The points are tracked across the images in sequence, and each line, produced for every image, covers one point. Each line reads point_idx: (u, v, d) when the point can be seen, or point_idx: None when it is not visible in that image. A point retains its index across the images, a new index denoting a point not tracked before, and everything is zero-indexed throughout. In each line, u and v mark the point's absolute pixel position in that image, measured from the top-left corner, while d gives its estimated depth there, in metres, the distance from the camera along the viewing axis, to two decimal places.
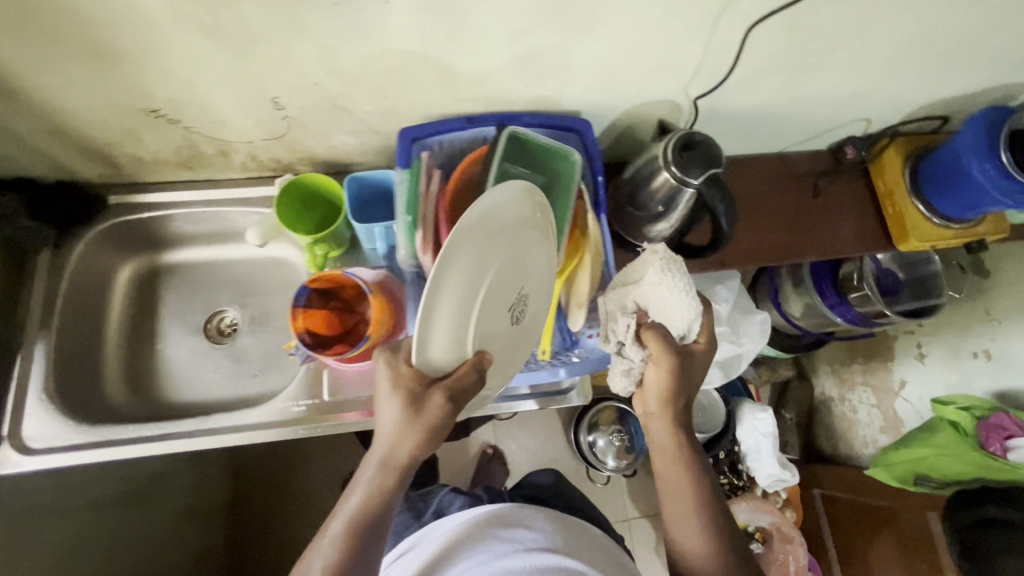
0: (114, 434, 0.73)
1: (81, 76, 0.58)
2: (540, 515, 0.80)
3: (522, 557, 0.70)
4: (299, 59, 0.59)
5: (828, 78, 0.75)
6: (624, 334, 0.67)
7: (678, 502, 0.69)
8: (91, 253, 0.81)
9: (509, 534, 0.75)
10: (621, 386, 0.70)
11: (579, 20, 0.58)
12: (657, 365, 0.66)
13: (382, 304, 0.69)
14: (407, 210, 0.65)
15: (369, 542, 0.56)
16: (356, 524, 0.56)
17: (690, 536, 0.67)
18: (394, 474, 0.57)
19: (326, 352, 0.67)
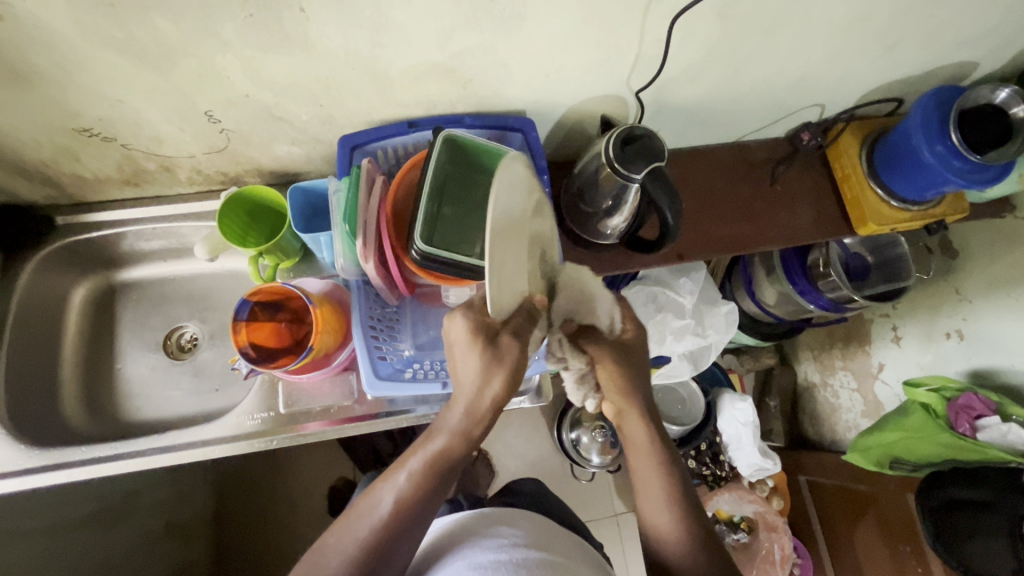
0: (67, 457, 0.72)
1: (4, 98, 0.57)
2: (523, 514, 0.74)
3: (503, 552, 0.63)
4: (225, 71, 0.58)
5: (773, 65, 0.74)
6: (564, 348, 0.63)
7: (652, 496, 0.65)
8: (41, 274, 0.80)
9: (490, 531, 0.68)
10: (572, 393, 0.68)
11: (503, 19, 0.57)
12: (601, 363, 0.66)
13: (324, 311, 0.70)
14: (346, 219, 0.65)
15: (436, 485, 0.57)
16: (428, 464, 0.57)
17: (665, 530, 0.64)
18: (465, 425, 0.58)
19: (270, 365, 0.67)
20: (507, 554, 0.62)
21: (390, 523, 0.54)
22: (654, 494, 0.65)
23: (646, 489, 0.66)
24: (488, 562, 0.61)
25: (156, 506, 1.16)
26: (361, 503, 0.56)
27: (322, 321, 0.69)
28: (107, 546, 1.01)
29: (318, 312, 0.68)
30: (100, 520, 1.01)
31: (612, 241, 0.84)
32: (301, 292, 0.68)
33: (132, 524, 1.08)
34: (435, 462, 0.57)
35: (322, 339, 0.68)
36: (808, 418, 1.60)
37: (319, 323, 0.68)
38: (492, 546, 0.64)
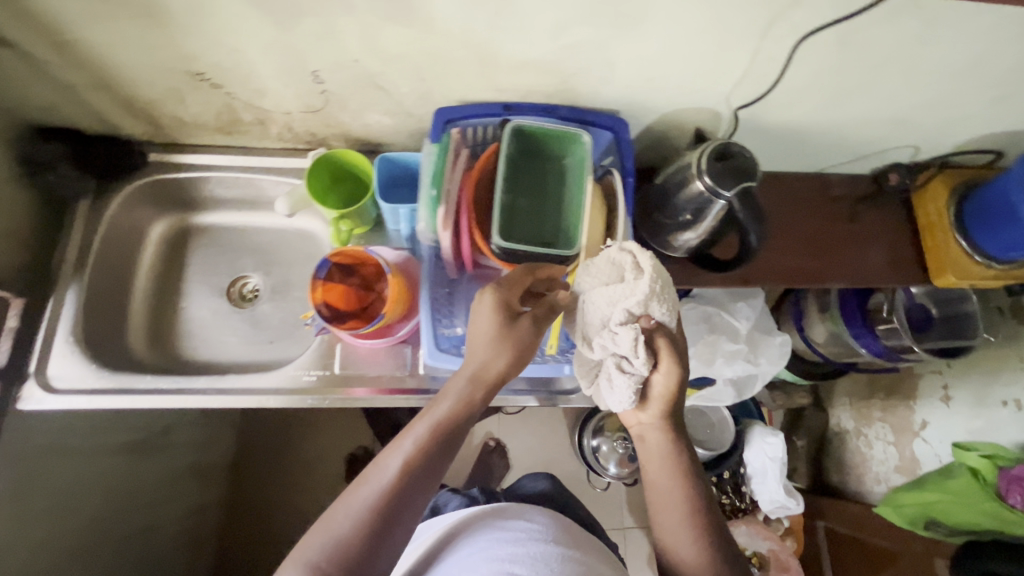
0: (132, 383, 0.74)
1: (132, 34, 0.59)
2: (537, 509, 0.76)
3: (521, 545, 0.66)
4: (342, 35, 0.60)
5: (877, 100, 0.72)
6: (629, 346, 0.59)
7: (672, 522, 0.61)
8: (127, 206, 0.83)
9: (506, 525, 0.70)
10: (622, 400, 0.61)
11: (622, 18, 0.57)
12: (663, 365, 0.60)
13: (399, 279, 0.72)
14: (432, 184, 0.66)
15: (443, 451, 0.55)
16: (435, 430, 0.56)
17: (682, 548, 0.60)
18: (472, 393, 0.58)
19: (340, 326, 0.69)
20: (525, 546, 0.65)
21: (401, 486, 0.52)
22: (671, 515, 0.61)
23: (664, 509, 0.62)
24: (509, 555, 0.64)
25: (188, 445, 1.19)
26: (366, 470, 0.54)
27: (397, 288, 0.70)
28: (142, 475, 1.04)
29: (394, 279, 0.70)
30: (140, 450, 1.04)
31: (682, 255, 0.82)
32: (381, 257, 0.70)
33: (166, 457, 1.12)
34: (445, 424, 0.56)
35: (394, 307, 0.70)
36: (833, 465, 1.56)
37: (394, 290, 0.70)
38: (512, 539, 0.67)
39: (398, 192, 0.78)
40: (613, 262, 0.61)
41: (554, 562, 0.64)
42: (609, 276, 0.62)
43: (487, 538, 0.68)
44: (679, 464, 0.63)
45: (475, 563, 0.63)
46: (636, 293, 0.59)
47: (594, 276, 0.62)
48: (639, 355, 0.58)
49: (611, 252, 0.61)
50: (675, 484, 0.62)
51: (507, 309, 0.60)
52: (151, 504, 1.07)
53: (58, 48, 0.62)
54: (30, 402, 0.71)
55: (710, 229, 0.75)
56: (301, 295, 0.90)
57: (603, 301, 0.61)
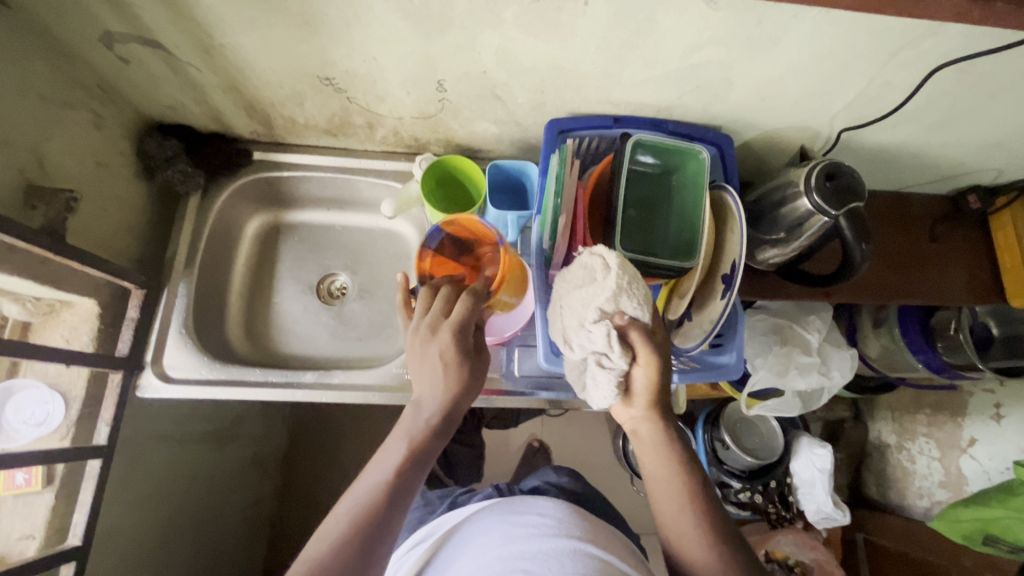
0: (241, 376, 0.76)
1: (279, 40, 0.61)
2: (548, 500, 0.76)
3: (534, 542, 0.65)
4: (480, 48, 0.62)
5: (979, 124, 0.74)
6: (603, 343, 0.59)
7: (670, 508, 0.61)
8: (230, 203, 0.86)
9: (518, 521, 0.70)
10: (605, 396, 0.62)
11: (758, 40, 0.59)
12: (645, 360, 0.60)
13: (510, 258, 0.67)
14: (555, 195, 0.69)
15: (413, 477, 0.56)
16: (405, 457, 0.56)
17: (683, 535, 0.60)
18: (440, 421, 0.58)
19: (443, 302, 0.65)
20: (537, 543, 0.64)
21: (373, 513, 0.53)
22: (668, 501, 0.62)
23: (662, 495, 0.63)
24: (520, 551, 0.63)
25: (251, 436, 1.22)
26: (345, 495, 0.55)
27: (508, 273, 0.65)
28: (216, 464, 1.07)
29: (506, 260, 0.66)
30: (216, 439, 1.06)
31: (768, 268, 0.84)
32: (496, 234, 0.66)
33: (234, 448, 1.14)
34: (420, 453, 0.57)
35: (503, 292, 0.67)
36: (873, 478, 1.58)
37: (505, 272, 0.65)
38: (525, 536, 0.66)
39: (500, 199, 0.80)
40: (583, 267, 0.63)
41: (566, 556, 0.62)
42: (580, 278, 0.63)
43: (503, 535, 0.68)
44: (671, 452, 0.63)
45: (489, 561, 0.64)
46: (604, 291, 0.59)
47: (567, 283, 0.64)
48: (614, 349, 0.59)
49: (581, 256, 0.63)
50: (670, 472, 0.62)
51: (448, 347, 0.56)
52: (222, 493, 1.09)
53: (201, 51, 0.64)
54: (148, 391, 0.73)
55: (803, 246, 0.76)
56: (389, 294, 0.92)
57: (577, 304, 0.62)
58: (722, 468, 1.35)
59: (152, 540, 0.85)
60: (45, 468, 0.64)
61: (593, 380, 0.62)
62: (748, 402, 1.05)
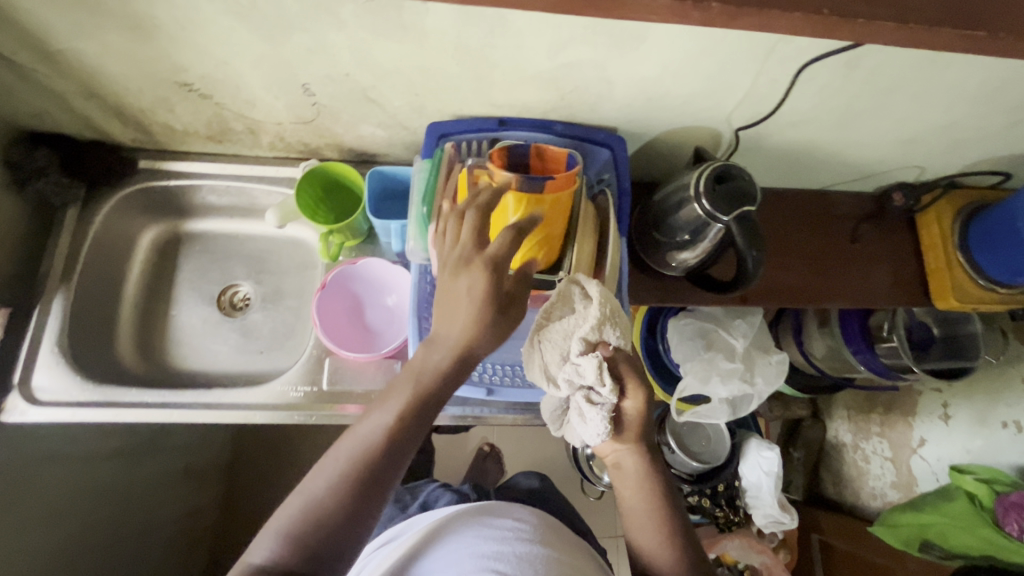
0: (117, 396, 0.73)
1: (117, 45, 0.58)
2: (526, 507, 0.75)
3: (506, 544, 0.65)
4: (333, 50, 0.58)
5: (884, 121, 0.70)
6: (596, 377, 0.56)
7: (650, 546, 0.60)
8: (117, 214, 0.82)
9: (494, 523, 0.69)
10: (595, 433, 0.58)
11: (622, 38, 0.55)
12: (633, 391, 0.59)
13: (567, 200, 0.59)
14: (424, 201, 0.65)
15: (422, 417, 0.52)
16: (412, 399, 0.52)
17: (660, 562, 0.60)
18: (454, 366, 0.53)
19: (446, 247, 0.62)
20: (511, 545, 0.64)
21: (377, 456, 0.50)
22: (648, 538, 0.61)
23: (641, 523, 0.61)
24: (493, 552, 0.63)
25: (180, 448, 1.19)
26: (342, 435, 0.52)
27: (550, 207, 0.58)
28: (132, 478, 1.03)
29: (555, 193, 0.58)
30: (131, 453, 1.03)
31: (677, 273, 0.81)
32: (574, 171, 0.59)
33: (157, 461, 1.11)
34: (427, 395, 0.53)
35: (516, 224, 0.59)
36: (830, 477, 1.55)
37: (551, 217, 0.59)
38: (498, 537, 0.66)
39: (389, 206, 0.76)
40: (561, 293, 0.59)
41: (537, 563, 0.63)
42: (554, 302, 0.58)
43: (472, 533, 0.67)
44: (656, 490, 0.62)
45: (460, 560, 0.63)
46: (589, 320, 0.56)
47: (545, 311, 0.59)
48: (606, 382, 0.56)
49: (558, 284, 0.59)
50: (652, 508, 0.61)
51: (479, 277, 0.51)
52: (141, 509, 1.06)
53: (40, 57, 0.60)
54: (14, 414, 0.69)
55: (707, 250, 0.73)
56: (293, 305, 0.89)
57: (556, 334, 0.57)
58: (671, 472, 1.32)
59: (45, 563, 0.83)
60: None
61: (580, 418, 0.59)
62: (679, 408, 1.01)
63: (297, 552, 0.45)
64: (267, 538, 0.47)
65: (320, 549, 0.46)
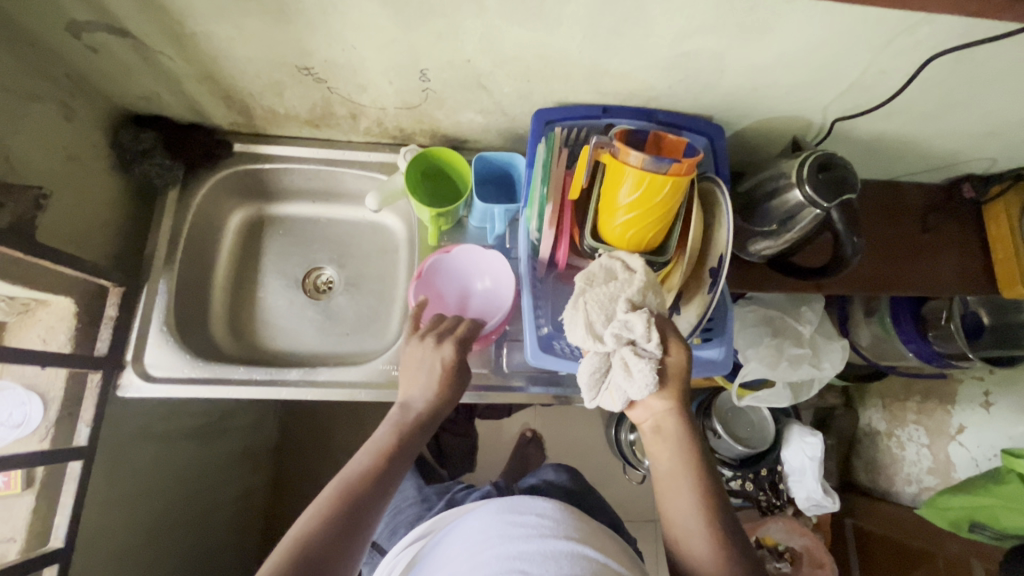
0: (224, 373, 0.75)
1: (253, 29, 0.59)
2: (547, 499, 0.70)
3: (531, 542, 0.61)
4: (463, 36, 0.60)
5: (973, 114, 0.73)
6: (641, 331, 0.56)
7: (677, 507, 0.60)
8: (211, 197, 0.84)
9: (515, 519, 0.65)
10: (637, 387, 0.57)
11: (750, 28, 0.57)
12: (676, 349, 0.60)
13: (685, 182, 0.59)
14: (544, 183, 0.67)
15: (396, 466, 0.59)
16: (386, 449, 0.59)
17: (690, 527, 0.58)
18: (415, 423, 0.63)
19: (563, 224, 0.67)
20: (535, 543, 0.60)
21: (355, 492, 0.54)
22: (682, 503, 0.60)
23: (676, 490, 0.60)
24: (518, 552, 0.59)
25: (241, 430, 1.20)
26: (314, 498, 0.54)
27: (670, 190, 0.59)
28: (205, 458, 1.05)
29: (677, 177, 0.58)
30: (203, 434, 1.04)
31: (759, 260, 0.82)
32: (697, 158, 0.59)
33: (222, 443, 1.12)
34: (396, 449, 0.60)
35: (631, 199, 0.60)
36: (862, 464, 1.59)
37: (667, 197, 0.60)
38: (521, 537, 0.62)
39: (487, 193, 0.79)
40: (604, 269, 0.63)
41: (564, 560, 0.58)
42: (606, 272, 0.62)
43: (495, 534, 0.63)
44: (690, 452, 0.61)
45: (482, 562, 0.59)
46: (634, 284, 0.59)
47: (588, 278, 0.62)
48: (653, 336, 0.56)
49: (601, 258, 0.63)
50: (686, 470, 0.61)
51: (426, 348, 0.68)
52: (209, 489, 1.08)
53: (171, 39, 0.61)
54: (129, 390, 0.71)
55: (796, 238, 0.75)
56: (375, 288, 0.91)
57: (601, 296, 0.60)
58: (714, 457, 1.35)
59: (137, 540, 0.84)
60: (24, 471, 0.63)
61: (625, 372, 0.57)
62: (739, 393, 1.04)
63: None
64: None
65: None
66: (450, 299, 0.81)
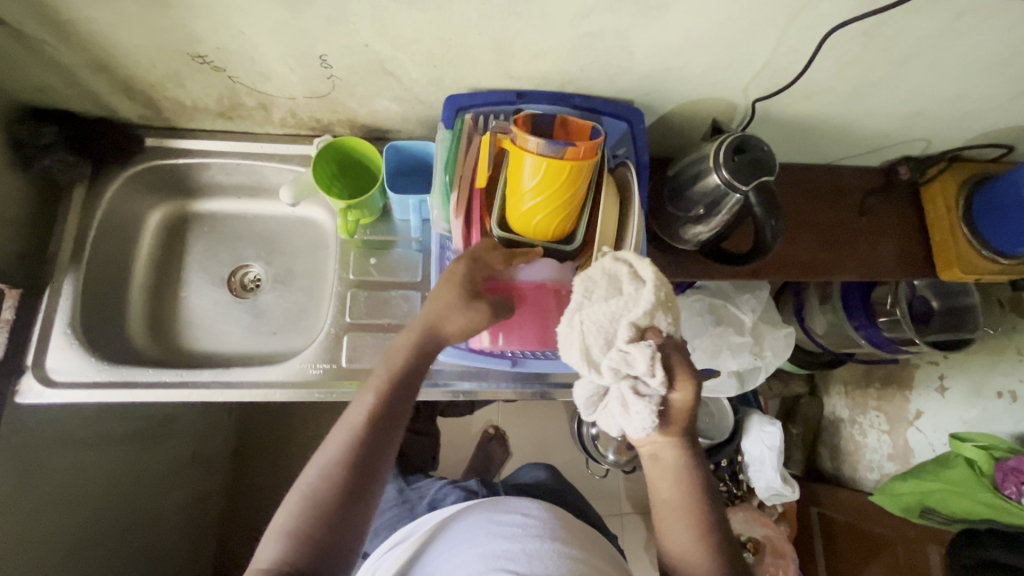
0: (132, 376, 0.72)
1: (130, 11, 0.56)
2: (531, 498, 0.71)
3: (516, 542, 0.62)
4: (353, 18, 0.57)
5: (896, 93, 0.72)
6: (644, 365, 0.51)
7: (680, 539, 0.57)
8: (124, 194, 0.81)
9: (501, 518, 0.66)
10: (637, 426, 0.52)
11: (648, 4, 0.55)
12: (682, 383, 0.54)
13: (585, 167, 0.57)
14: (446, 169, 0.66)
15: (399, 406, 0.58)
16: (387, 386, 0.59)
17: (689, 561, 0.56)
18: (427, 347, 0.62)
19: (472, 213, 0.65)
20: (522, 542, 0.62)
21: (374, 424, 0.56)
22: (680, 538, 0.57)
23: (674, 523, 0.58)
24: (503, 552, 0.61)
25: (188, 434, 1.17)
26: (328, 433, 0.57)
27: (569, 175, 0.57)
28: (143, 464, 1.02)
29: (574, 161, 0.56)
30: (139, 440, 1.01)
31: (689, 247, 0.81)
32: (597, 142, 0.57)
33: (165, 448, 1.09)
34: (404, 376, 0.60)
35: (533, 185, 0.58)
36: (827, 452, 1.58)
37: (571, 182, 0.58)
38: (506, 535, 0.63)
39: (405, 183, 0.77)
40: (607, 274, 0.55)
41: (550, 559, 0.61)
42: (606, 279, 0.55)
43: (483, 532, 0.64)
44: (694, 482, 0.58)
45: (469, 561, 0.61)
46: (640, 305, 0.53)
47: (585, 289, 0.55)
48: (657, 372, 0.51)
49: (603, 258, 0.56)
50: (687, 504, 0.57)
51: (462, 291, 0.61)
52: (150, 495, 1.05)
53: (48, 25, 0.58)
54: (29, 396, 0.68)
55: (721, 224, 0.74)
56: (304, 285, 0.88)
57: (601, 316, 0.54)
58: None
59: (55, 550, 0.81)
60: None
61: (622, 409, 0.53)
62: None
63: (300, 544, 0.50)
64: (271, 536, 0.51)
65: (318, 537, 0.50)
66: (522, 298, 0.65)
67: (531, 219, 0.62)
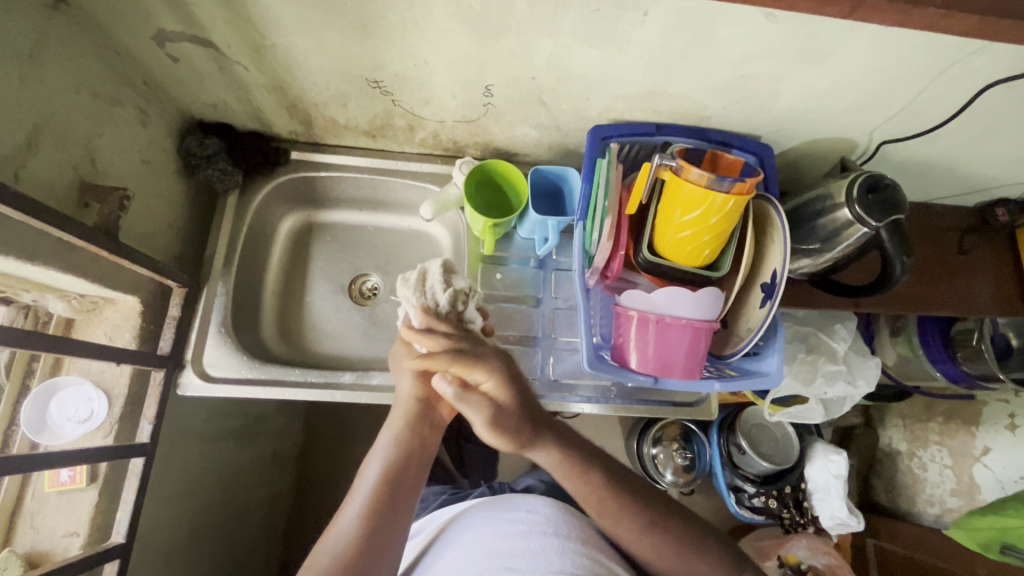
0: (279, 375, 0.77)
1: (333, 42, 0.61)
2: (539, 495, 0.70)
3: (521, 539, 0.61)
4: (532, 54, 0.62)
5: (1015, 141, 0.75)
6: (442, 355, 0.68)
7: (597, 512, 0.64)
8: (267, 203, 0.86)
9: (506, 517, 0.66)
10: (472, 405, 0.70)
11: (812, 53, 0.59)
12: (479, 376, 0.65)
13: (745, 203, 0.62)
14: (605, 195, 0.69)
15: (399, 499, 0.61)
16: (381, 483, 0.61)
17: (636, 541, 0.64)
18: (414, 439, 0.66)
19: (620, 238, 0.69)
20: (525, 540, 0.61)
21: (372, 520, 0.58)
22: (618, 519, 0.64)
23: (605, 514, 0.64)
24: (508, 550, 0.60)
25: (271, 434, 1.20)
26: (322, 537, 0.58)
27: (730, 208, 0.61)
28: (239, 461, 1.05)
29: (737, 196, 0.61)
30: (240, 436, 1.04)
31: (795, 278, 0.84)
32: (758, 178, 0.61)
33: (255, 446, 1.12)
34: (393, 472, 0.62)
35: (686, 217, 0.63)
36: (882, 484, 1.50)
37: (729, 215, 0.62)
38: (512, 532, 0.63)
39: (539, 204, 0.82)
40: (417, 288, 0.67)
41: (556, 556, 0.59)
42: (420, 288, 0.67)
43: (489, 531, 0.64)
44: (585, 465, 0.66)
45: (477, 560, 0.60)
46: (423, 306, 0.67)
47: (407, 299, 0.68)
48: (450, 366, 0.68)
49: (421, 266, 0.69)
50: (595, 483, 0.65)
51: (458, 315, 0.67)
52: (240, 493, 1.07)
53: (251, 51, 0.63)
54: (189, 389, 0.73)
55: (837, 258, 0.76)
56: None
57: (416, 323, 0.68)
58: (737, 472, 1.33)
59: (177, 541, 0.84)
60: (88, 465, 0.65)
61: None
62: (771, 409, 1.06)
63: None
64: None
65: None
66: (676, 338, 0.68)
67: (682, 247, 0.66)
